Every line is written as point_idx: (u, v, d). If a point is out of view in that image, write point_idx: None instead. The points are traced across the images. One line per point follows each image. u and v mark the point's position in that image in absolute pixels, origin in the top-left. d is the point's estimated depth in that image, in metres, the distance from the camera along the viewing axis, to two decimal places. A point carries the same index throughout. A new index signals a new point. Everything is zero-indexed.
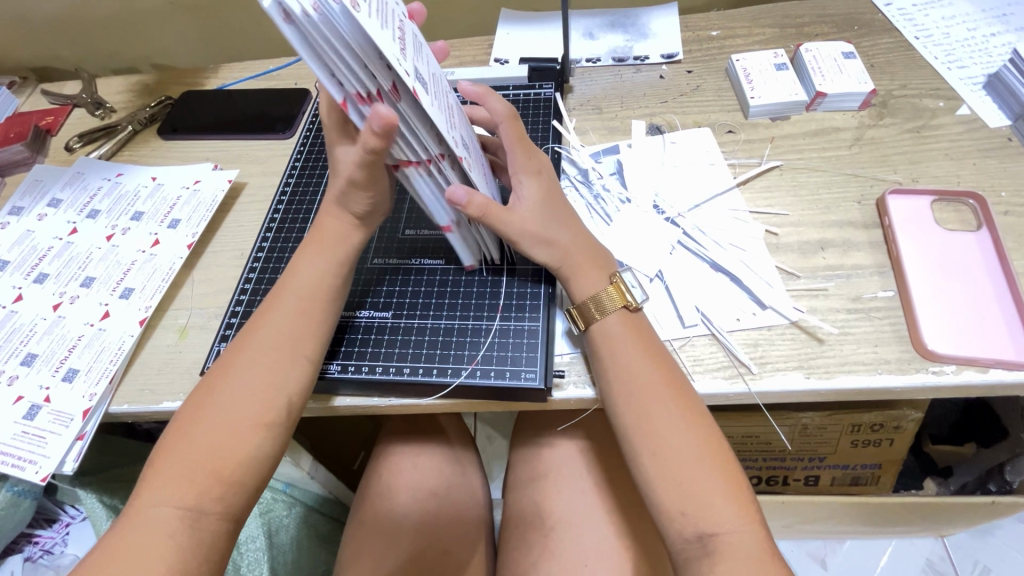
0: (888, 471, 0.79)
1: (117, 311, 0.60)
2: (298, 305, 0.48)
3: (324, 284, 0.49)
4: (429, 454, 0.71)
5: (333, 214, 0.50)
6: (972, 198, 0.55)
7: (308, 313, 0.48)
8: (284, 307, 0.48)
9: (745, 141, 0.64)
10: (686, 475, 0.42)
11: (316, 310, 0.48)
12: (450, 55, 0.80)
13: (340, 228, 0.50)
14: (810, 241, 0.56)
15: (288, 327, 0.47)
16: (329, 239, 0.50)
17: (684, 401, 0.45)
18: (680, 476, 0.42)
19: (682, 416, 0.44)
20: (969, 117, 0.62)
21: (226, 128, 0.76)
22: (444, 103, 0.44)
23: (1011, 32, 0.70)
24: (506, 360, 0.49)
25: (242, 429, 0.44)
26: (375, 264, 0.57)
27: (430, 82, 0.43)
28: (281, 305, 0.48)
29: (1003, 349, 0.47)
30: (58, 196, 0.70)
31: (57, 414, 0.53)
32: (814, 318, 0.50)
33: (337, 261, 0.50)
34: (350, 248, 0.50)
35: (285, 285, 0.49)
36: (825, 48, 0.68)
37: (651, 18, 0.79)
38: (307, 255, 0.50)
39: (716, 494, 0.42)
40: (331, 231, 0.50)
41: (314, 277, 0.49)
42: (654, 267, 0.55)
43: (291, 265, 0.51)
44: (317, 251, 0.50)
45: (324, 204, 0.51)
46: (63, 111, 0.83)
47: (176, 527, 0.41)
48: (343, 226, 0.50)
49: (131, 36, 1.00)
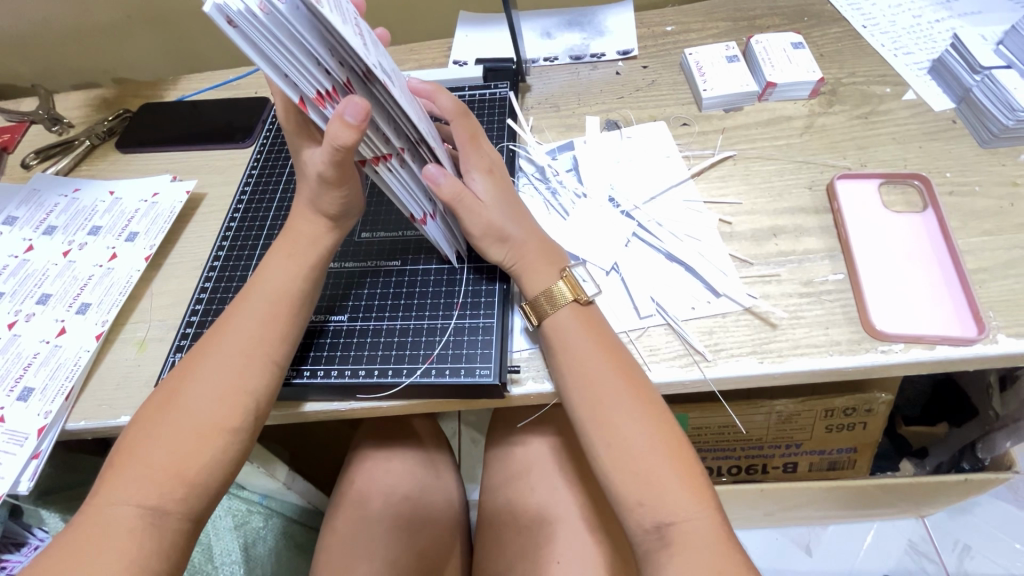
0: (864, 454, 0.80)
1: (74, 327, 0.59)
2: (264, 306, 0.47)
3: (290, 286, 0.48)
4: (399, 459, 0.70)
5: (306, 217, 0.49)
6: (918, 179, 0.56)
7: (276, 316, 0.47)
8: (251, 311, 0.47)
9: (700, 133, 0.65)
10: (642, 465, 0.43)
11: (284, 313, 0.48)
12: (410, 59, 0.80)
13: (313, 232, 0.49)
14: (763, 228, 0.56)
15: (255, 329, 0.46)
16: (292, 238, 0.50)
17: (638, 391, 0.45)
18: (635, 466, 0.43)
19: (636, 407, 0.44)
20: (915, 102, 0.64)
21: (184, 140, 0.76)
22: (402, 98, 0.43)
23: (955, 17, 0.72)
24: (461, 357, 0.49)
25: (208, 432, 0.43)
26: (333, 269, 0.57)
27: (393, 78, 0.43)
28: (246, 308, 0.47)
29: (950, 326, 0.48)
30: (13, 214, 0.70)
31: (11, 434, 0.52)
32: (766, 304, 0.51)
33: (306, 267, 0.49)
34: (324, 253, 0.50)
35: (252, 287, 0.49)
36: (774, 39, 0.69)
37: (607, 16, 0.80)
38: (277, 260, 0.49)
39: (672, 481, 0.42)
40: (303, 234, 0.49)
41: (279, 278, 0.48)
42: (609, 260, 0.55)
43: (259, 269, 0.50)
44: (288, 257, 0.49)
45: (297, 207, 0.50)
46: (20, 129, 0.82)
47: (135, 527, 0.40)
48: (315, 228, 0.49)
49: (89, 51, 0.99)
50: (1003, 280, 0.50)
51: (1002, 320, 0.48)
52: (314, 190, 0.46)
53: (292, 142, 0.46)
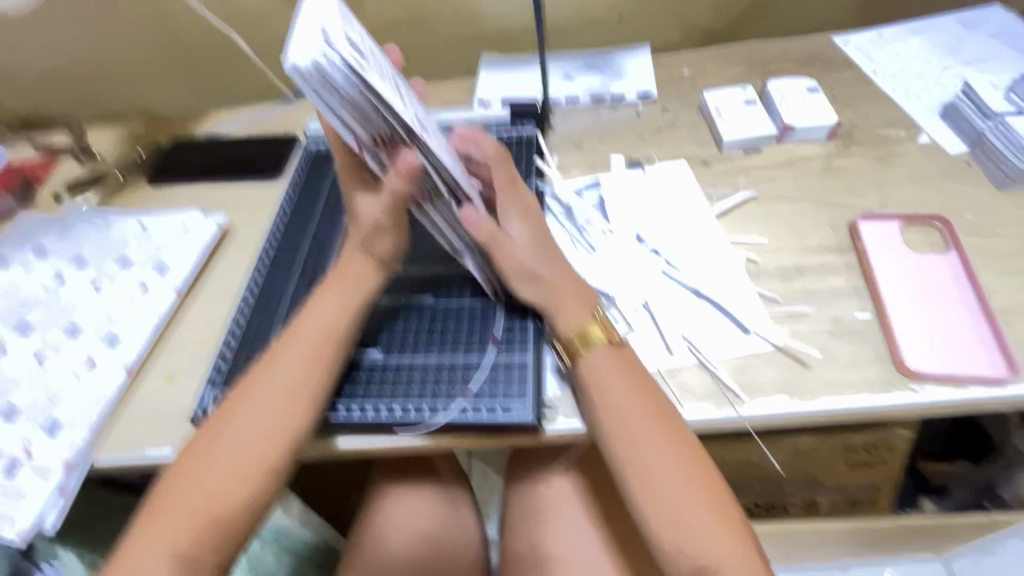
0: (885, 492, 0.78)
1: (104, 359, 0.59)
2: (308, 347, 0.47)
3: (334, 328, 0.48)
4: (419, 496, 0.68)
5: (357, 258, 0.50)
6: (938, 221, 0.58)
7: (320, 357, 0.47)
8: (294, 350, 0.47)
9: (721, 174, 0.67)
10: (681, 514, 0.42)
11: (327, 354, 0.48)
12: (435, 99, 0.83)
13: (362, 272, 0.50)
14: (788, 266, 0.57)
15: (298, 369, 0.46)
16: (338, 277, 0.50)
17: (677, 437, 0.45)
18: (676, 514, 0.42)
19: (675, 454, 0.44)
20: (929, 145, 0.66)
21: (214, 174, 0.78)
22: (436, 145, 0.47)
23: (961, 64, 0.75)
24: (496, 396, 0.50)
25: (245, 476, 0.43)
26: (380, 302, 0.57)
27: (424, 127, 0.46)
28: (290, 348, 0.47)
29: (982, 365, 0.49)
30: (45, 246, 0.71)
31: (39, 468, 0.52)
32: (798, 343, 0.52)
33: (350, 306, 0.49)
34: (370, 292, 0.50)
35: (296, 325, 0.49)
36: (790, 84, 0.71)
37: (624, 60, 0.83)
38: (323, 298, 0.49)
39: (713, 529, 0.42)
40: (351, 274, 0.50)
41: (325, 319, 0.48)
42: (639, 297, 0.56)
43: (306, 306, 0.50)
44: (335, 295, 0.49)
45: (347, 247, 0.51)
46: (52, 161, 0.84)
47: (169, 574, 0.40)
48: (361, 268, 0.50)
49: (121, 87, 1.02)
50: None
51: None
52: (365, 231, 0.49)
53: (347, 186, 0.51)
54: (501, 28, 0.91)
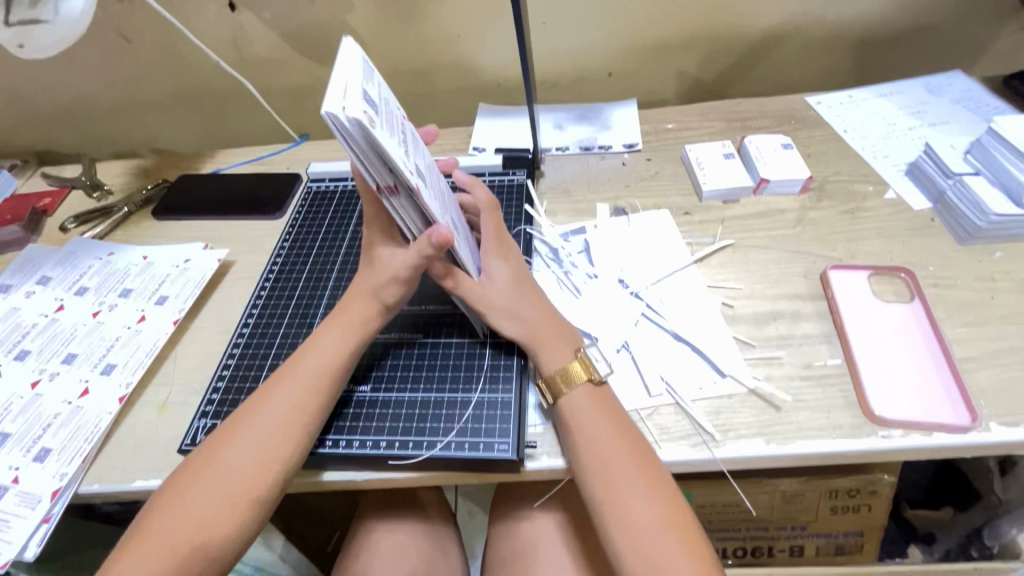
0: (871, 539, 0.78)
1: (97, 388, 0.60)
2: (309, 379, 0.49)
3: (336, 362, 0.50)
4: (405, 533, 0.68)
5: (364, 302, 0.52)
6: (903, 272, 0.62)
7: (317, 390, 0.49)
8: (295, 382, 0.49)
9: (701, 222, 0.70)
10: (648, 546, 0.43)
11: (325, 387, 0.49)
12: (433, 144, 0.88)
13: (366, 312, 0.52)
14: (763, 312, 0.60)
15: (296, 401, 0.48)
16: (342, 313, 0.53)
17: (649, 468, 0.47)
18: (643, 544, 0.44)
19: (647, 485, 0.46)
20: (896, 200, 0.70)
21: (218, 210, 0.81)
22: (438, 192, 0.51)
23: (926, 126, 0.80)
24: (480, 432, 0.51)
25: (234, 503, 0.44)
26: (375, 340, 0.60)
27: (428, 176, 0.50)
28: (290, 378, 0.50)
29: (945, 412, 0.51)
30: (47, 274, 0.73)
31: (24, 496, 0.52)
32: (770, 386, 0.54)
33: (351, 342, 0.51)
34: (371, 332, 0.53)
35: (298, 358, 0.51)
36: (766, 141, 0.76)
37: (612, 112, 0.89)
38: (326, 333, 0.52)
39: (678, 562, 0.43)
40: (355, 313, 0.52)
41: (324, 354, 0.51)
42: (620, 339, 0.59)
43: (310, 340, 0.52)
44: (337, 332, 0.52)
45: (353, 289, 0.54)
46: (61, 193, 0.88)
47: None
48: (362, 306, 0.52)
49: (133, 123, 1.07)
50: (989, 369, 0.53)
51: (993, 408, 0.51)
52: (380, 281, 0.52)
53: (371, 238, 0.53)
54: (499, 80, 0.97)
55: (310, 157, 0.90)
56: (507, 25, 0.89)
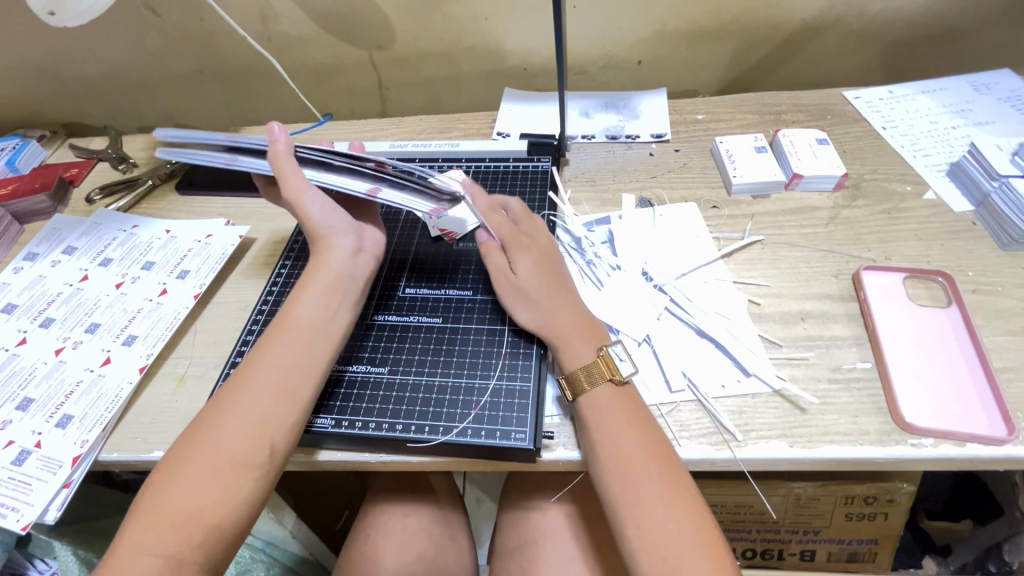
0: (885, 547, 0.76)
1: (118, 358, 0.61)
2: (296, 341, 0.50)
3: (320, 322, 0.51)
4: (415, 515, 0.68)
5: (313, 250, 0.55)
6: (941, 276, 0.59)
7: (305, 351, 0.50)
8: (283, 348, 0.49)
9: (729, 217, 0.68)
10: (654, 520, 0.43)
11: (310, 344, 0.50)
12: (457, 127, 0.87)
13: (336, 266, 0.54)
14: (790, 311, 0.58)
15: (284, 363, 0.49)
16: (325, 276, 0.53)
17: (647, 440, 0.47)
18: (649, 522, 0.43)
19: (650, 459, 0.46)
20: (935, 202, 0.67)
21: (239, 187, 0.81)
22: None
23: (970, 125, 0.76)
24: (497, 419, 0.51)
25: (230, 472, 0.44)
26: (375, 320, 0.60)
27: None
28: (279, 342, 0.50)
29: (978, 423, 0.49)
30: (73, 245, 0.74)
31: (46, 461, 0.53)
32: (796, 388, 0.52)
33: (332, 301, 0.52)
34: (347, 288, 0.54)
35: (285, 322, 0.51)
36: (800, 135, 0.73)
37: (640, 100, 0.86)
38: (306, 296, 0.52)
39: (688, 549, 0.42)
40: (326, 271, 0.53)
41: (310, 316, 0.51)
42: (642, 332, 0.58)
43: (288, 303, 0.52)
44: (318, 293, 0.52)
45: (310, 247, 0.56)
46: (87, 165, 0.88)
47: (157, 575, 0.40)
48: (347, 270, 0.54)
49: (159, 97, 1.08)
50: None
51: None
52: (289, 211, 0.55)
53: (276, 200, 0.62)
54: (525, 65, 0.95)
55: (333, 137, 0.89)
56: (537, 7, 0.87)
